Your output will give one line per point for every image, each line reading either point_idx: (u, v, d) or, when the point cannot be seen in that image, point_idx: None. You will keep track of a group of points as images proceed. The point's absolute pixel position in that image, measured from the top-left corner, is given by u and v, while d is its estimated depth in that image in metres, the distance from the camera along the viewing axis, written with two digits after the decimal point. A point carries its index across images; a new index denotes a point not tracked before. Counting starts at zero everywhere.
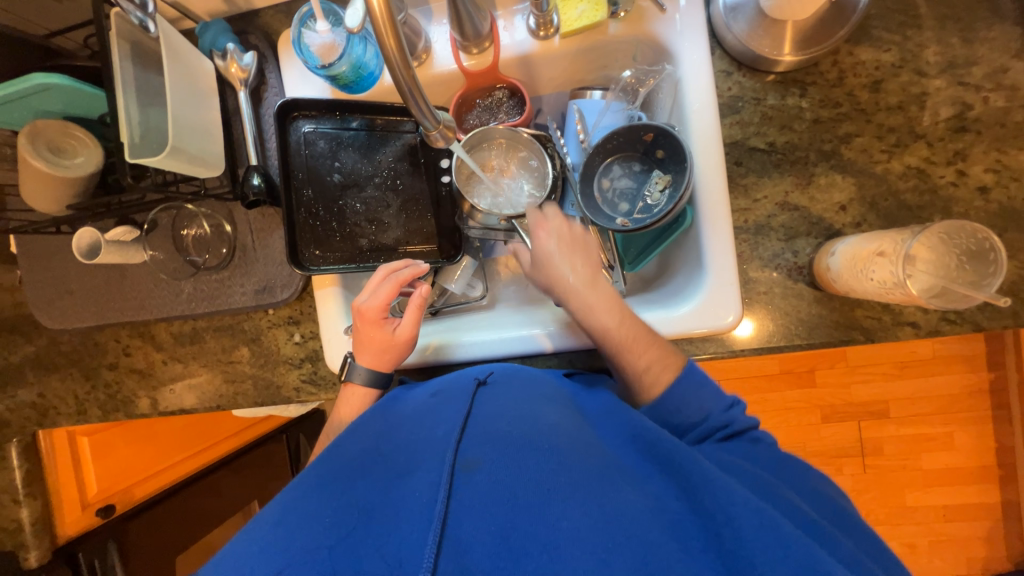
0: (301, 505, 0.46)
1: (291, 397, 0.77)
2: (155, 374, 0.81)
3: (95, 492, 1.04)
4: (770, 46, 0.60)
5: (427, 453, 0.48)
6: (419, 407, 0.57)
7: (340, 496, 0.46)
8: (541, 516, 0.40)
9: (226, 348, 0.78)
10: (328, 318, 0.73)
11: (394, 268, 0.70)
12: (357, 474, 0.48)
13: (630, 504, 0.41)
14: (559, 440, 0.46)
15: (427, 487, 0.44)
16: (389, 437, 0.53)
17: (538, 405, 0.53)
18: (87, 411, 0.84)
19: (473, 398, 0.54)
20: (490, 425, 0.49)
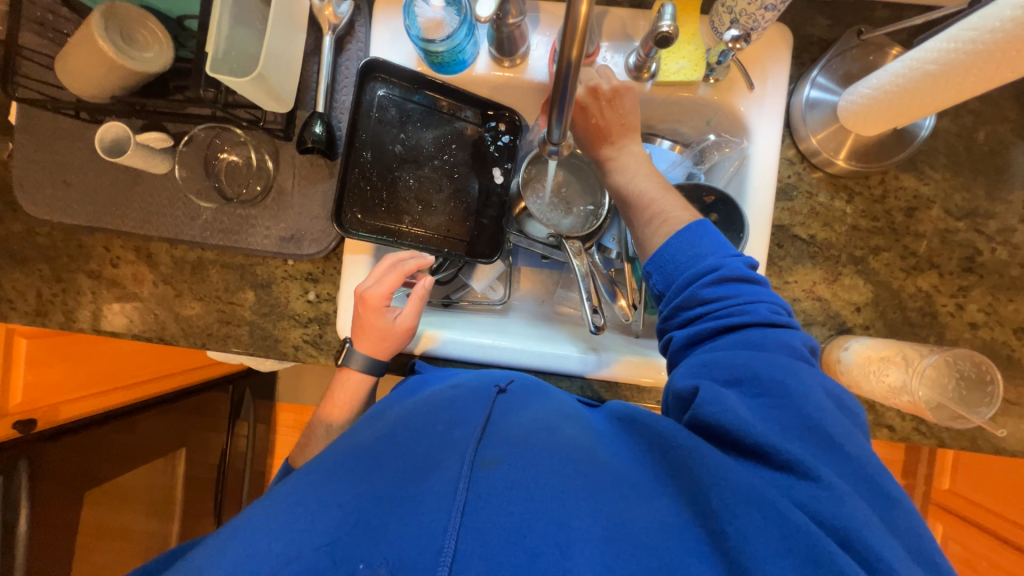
0: (311, 485, 0.45)
1: (287, 354, 0.73)
2: (140, 295, 0.75)
3: (16, 402, 0.93)
4: (833, 147, 0.66)
5: (448, 448, 0.48)
6: (439, 398, 0.57)
7: (361, 479, 0.45)
8: (552, 517, 0.41)
9: (229, 287, 0.74)
10: (349, 286, 0.70)
11: (398, 259, 0.67)
12: (370, 457, 0.48)
13: (642, 516, 0.41)
14: (579, 453, 0.47)
15: (448, 479, 0.44)
16: (408, 425, 0.52)
17: (558, 420, 0.53)
18: (48, 315, 0.76)
19: (495, 402, 0.55)
20: (512, 430, 0.49)
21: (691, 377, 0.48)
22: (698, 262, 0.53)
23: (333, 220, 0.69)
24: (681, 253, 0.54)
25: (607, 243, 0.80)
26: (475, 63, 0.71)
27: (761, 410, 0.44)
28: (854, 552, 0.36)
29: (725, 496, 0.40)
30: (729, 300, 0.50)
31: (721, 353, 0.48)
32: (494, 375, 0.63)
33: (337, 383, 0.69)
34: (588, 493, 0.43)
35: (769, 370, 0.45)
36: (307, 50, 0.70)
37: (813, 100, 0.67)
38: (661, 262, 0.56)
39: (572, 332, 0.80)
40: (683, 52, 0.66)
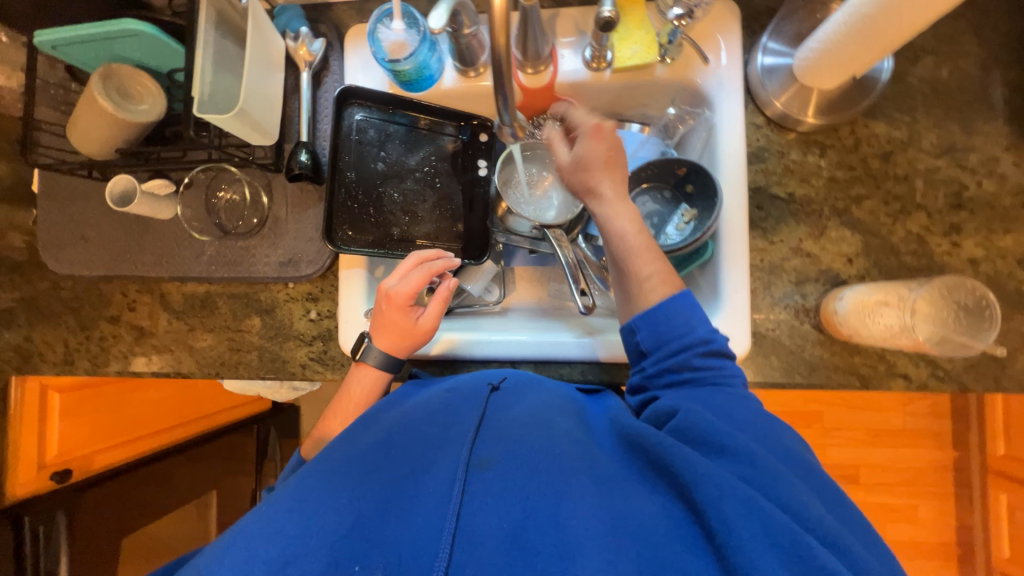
0: (304, 490, 0.46)
1: (295, 373, 0.76)
2: (156, 333, 0.79)
3: (54, 454, 0.97)
4: (797, 106, 0.67)
5: (442, 448, 0.50)
6: (433, 399, 0.58)
7: (355, 485, 0.46)
8: (549, 516, 0.41)
9: (237, 315, 0.78)
10: (348, 300, 0.74)
11: (426, 257, 0.71)
12: (364, 463, 0.49)
13: (637, 508, 0.42)
14: (570, 449, 0.47)
15: (443, 477, 0.46)
16: (399, 428, 0.53)
17: (550, 411, 0.54)
18: (74, 363, 0.81)
19: (489, 402, 0.56)
20: (505, 426, 0.51)
21: (676, 400, 0.49)
22: (690, 333, 0.53)
23: (326, 241, 0.72)
24: (669, 324, 0.53)
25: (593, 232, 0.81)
26: (443, 78, 0.76)
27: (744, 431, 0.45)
28: (833, 548, 0.38)
29: (715, 496, 0.39)
30: (716, 372, 0.51)
31: (706, 395, 0.49)
32: (487, 375, 0.64)
33: (353, 377, 0.70)
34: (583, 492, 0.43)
35: (747, 415, 0.47)
36: (287, 88, 0.76)
37: (768, 67, 0.69)
38: (654, 322, 0.54)
39: (570, 320, 0.80)
40: (634, 38, 0.69)
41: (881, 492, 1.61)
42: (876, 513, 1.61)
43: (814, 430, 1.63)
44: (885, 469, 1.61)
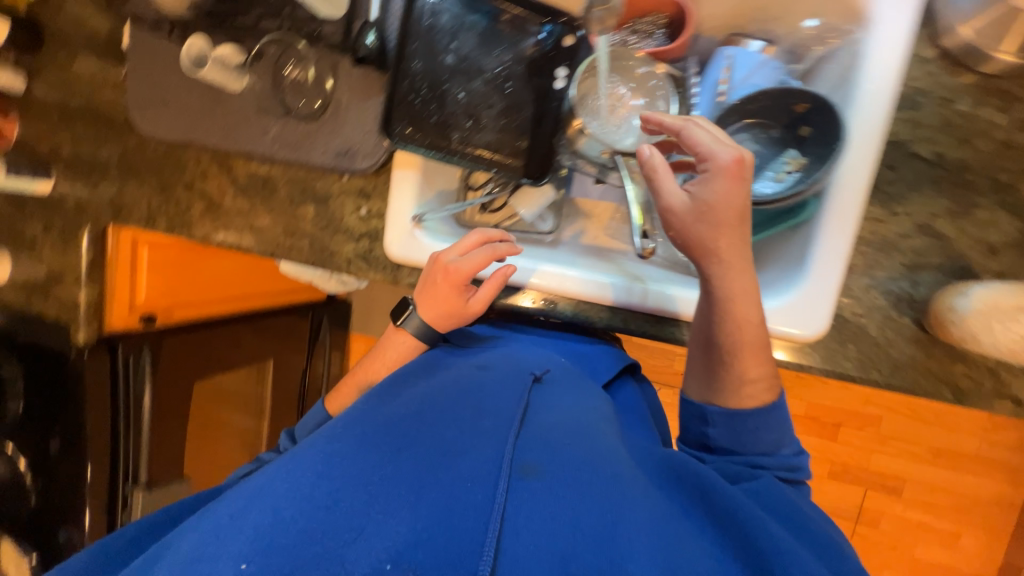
0: (340, 459, 0.49)
1: (341, 267, 0.78)
2: (224, 206, 0.83)
3: (143, 299, 1.09)
4: (988, 36, 0.51)
5: (482, 434, 0.53)
6: (470, 379, 0.63)
7: (395, 462, 0.49)
8: (601, 546, 0.43)
9: (294, 200, 0.79)
10: (398, 201, 0.72)
11: (489, 238, 0.70)
12: (403, 437, 0.52)
13: (691, 552, 0.45)
14: (616, 475, 0.50)
15: (491, 469, 0.48)
16: (433, 404, 0.58)
17: (586, 424, 0.58)
18: (155, 220, 0.88)
19: (528, 405, 0.60)
20: (544, 432, 0.54)
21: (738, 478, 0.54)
22: (777, 447, 0.57)
23: (383, 133, 0.69)
24: (751, 435, 0.58)
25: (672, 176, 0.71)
26: None
27: (803, 512, 0.50)
28: None
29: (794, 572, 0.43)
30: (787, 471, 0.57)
31: (771, 481, 0.54)
32: (525, 363, 0.70)
33: (390, 341, 0.74)
34: (635, 518, 0.46)
35: (808, 507, 0.53)
36: None
37: None
38: (737, 425, 0.58)
39: (620, 263, 0.75)
40: None
41: (920, 511, 1.51)
42: (909, 529, 1.52)
43: (864, 433, 1.52)
44: (933, 489, 1.49)
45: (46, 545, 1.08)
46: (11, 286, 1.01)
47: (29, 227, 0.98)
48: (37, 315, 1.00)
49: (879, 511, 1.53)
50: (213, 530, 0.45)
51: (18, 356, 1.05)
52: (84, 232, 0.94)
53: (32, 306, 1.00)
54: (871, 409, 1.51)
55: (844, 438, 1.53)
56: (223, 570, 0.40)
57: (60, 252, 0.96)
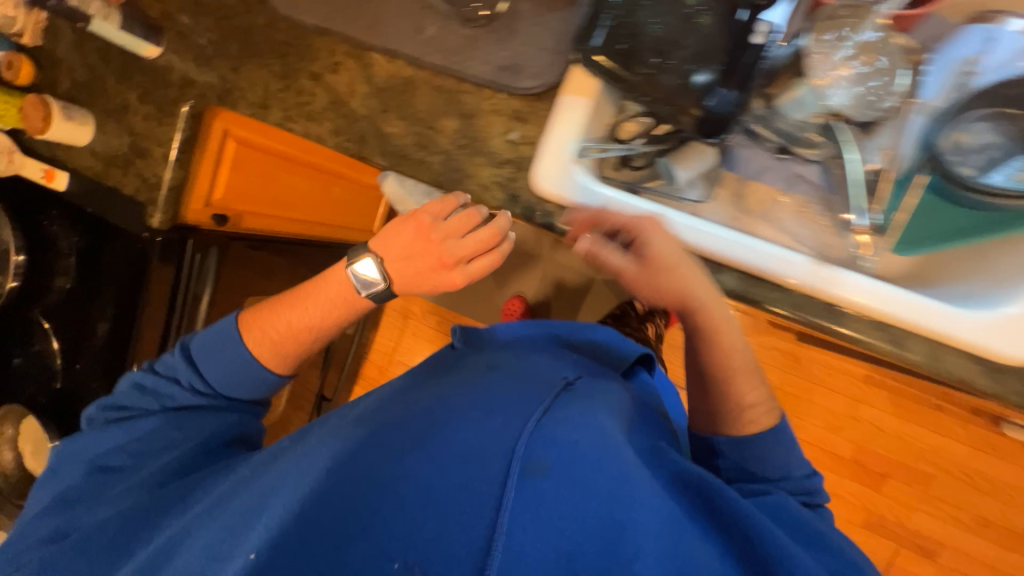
0: (360, 464, 0.57)
1: (473, 193, 0.70)
2: (350, 105, 0.76)
3: (218, 196, 1.03)
4: None
5: (494, 431, 0.56)
6: (486, 381, 0.67)
7: (406, 465, 0.54)
8: (601, 546, 0.48)
9: (434, 111, 0.72)
10: (559, 130, 0.65)
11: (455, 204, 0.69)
12: (425, 433, 0.58)
13: (693, 548, 0.49)
14: (624, 478, 0.53)
15: (495, 474, 0.52)
16: (449, 406, 0.62)
17: (599, 416, 0.60)
18: (269, 108, 0.81)
19: (541, 398, 0.63)
20: (552, 429, 0.57)
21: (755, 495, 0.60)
22: (786, 462, 0.65)
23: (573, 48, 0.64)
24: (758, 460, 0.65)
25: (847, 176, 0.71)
26: None
27: (811, 514, 0.58)
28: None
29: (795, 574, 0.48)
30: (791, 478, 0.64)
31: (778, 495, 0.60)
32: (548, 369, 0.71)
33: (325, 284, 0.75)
34: (646, 525, 0.49)
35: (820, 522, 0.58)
36: None
37: None
38: (744, 449, 0.65)
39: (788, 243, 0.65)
40: None
41: None
42: None
43: (909, 489, 1.46)
44: (970, 560, 1.43)
45: (70, 431, 1.02)
46: (87, 153, 0.94)
47: (121, 92, 0.91)
48: (112, 188, 0.93)
49: (908, 570, 1.47)
50: (228, 526, 0.56)
51: (80, 229, 0.99)
52: (182, 108, 0.87)
53: (107, 177, 0.93)
54: (923, 466, 1.45)
55: (887, 490, 1.47)
56: (241, 561, 0.50)
57: (150, 125, 0.89)
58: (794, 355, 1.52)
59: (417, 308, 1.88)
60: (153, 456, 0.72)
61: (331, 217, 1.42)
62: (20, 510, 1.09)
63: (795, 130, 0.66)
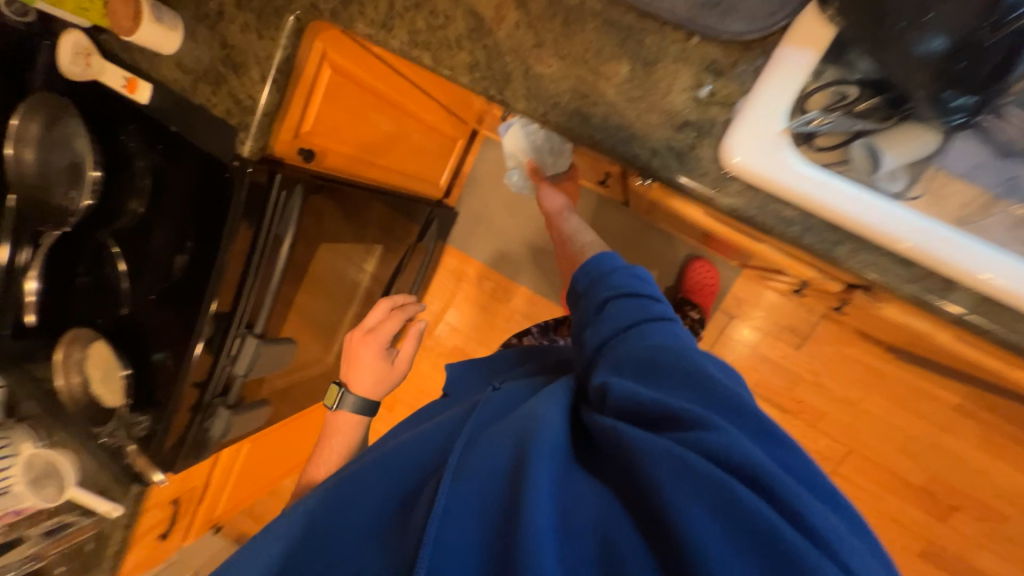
0: (325, 509, 0.60)
1: (638, 158, 0.59)
2: (495, 35, 0.63)
3: (308, 129, 0.94)
4: None
5: (430, 454, 0.59)
6: (443, 414, 0.69)
7: (359, 506, 0.57)
8: (510, 530, 0.45)
9: (602, 51, 0.59)
10: (770, 94, 0.53)
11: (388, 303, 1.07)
12: (377, 472, 0.60)
13: (613, 527, 0.46)
14: (518, 454, 0.51)
15: (425, 495, 0.53)
16: (409, 438, 0.65)
17: (514, 410, 0.60)
18: (392, 30, 0.69)
19: (468, 416, 0.64)
20: (472, 436, 0.57)
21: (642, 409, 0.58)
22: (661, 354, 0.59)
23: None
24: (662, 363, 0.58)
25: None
26: None
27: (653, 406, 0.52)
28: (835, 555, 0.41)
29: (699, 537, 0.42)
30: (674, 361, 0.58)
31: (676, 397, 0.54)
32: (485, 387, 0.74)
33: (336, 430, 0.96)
34: (540, 484, 0.47)
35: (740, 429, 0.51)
36: None
37: None
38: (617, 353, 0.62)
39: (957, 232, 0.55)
40: None
41: None
42: None
43: (979, 525, 1.38)
44: None
45: (139, 361, 0.99)
46: (173, 63, 0.84)
47: None
48: (199, 107, 0.83)
49: None
50: None
51: (160, 149, 0.91)
52: (287, 17, 0.75)
53: (195, 93, 0.83)
54: (998, 503, 1.37)
55: (953, 522, 1.40)
56: None
57: (247, 37, 0.78)
58: (879, 373, 1.41)
59: (471, 272, 1.80)
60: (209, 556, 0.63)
61: (402, 164, 1.33)
62: (85, 431, 1.08)
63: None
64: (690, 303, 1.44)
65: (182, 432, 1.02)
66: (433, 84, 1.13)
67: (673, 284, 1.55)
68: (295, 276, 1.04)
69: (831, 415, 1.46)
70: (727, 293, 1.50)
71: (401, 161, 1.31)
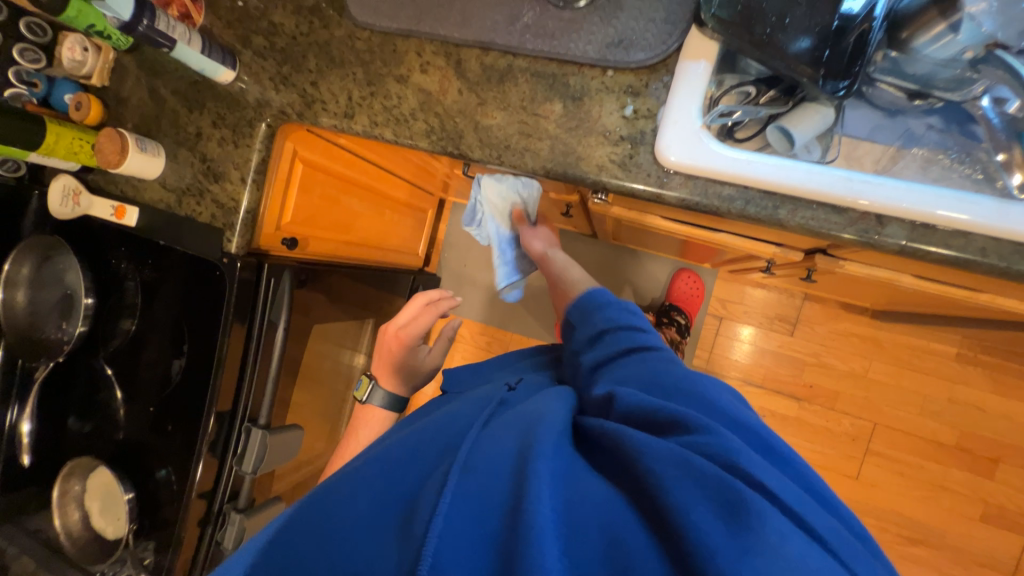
0: (312, 498, 0.55)
1: (588, 175, 0.67)
2: (443, 103, 0.74)
3: (288, 220, 1.01)
4: None
5: (438, 445, 0.57)
6: (446, 410, 0.67)
7: (350, 496, 0.53)
8: (522, 523, 0.43)
9: (536, 97, 0.69)
10: (681, 101, 0.63)
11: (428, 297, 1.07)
12: (376, 463, 0.56)
13: (623, 533, 0.46)
14: (524, 448, 0.51)
15: (430, 482, 0.50)
16: (413, 431, 0.62)
17: (531, 411, 0.59)
18: (354, 118, 0.78)
19: (482, 411, 0.62)
20: (486, 431, 0.56)
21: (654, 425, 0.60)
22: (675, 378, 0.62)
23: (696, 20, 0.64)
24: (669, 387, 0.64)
25: (972, 128, 0.66)
26: None
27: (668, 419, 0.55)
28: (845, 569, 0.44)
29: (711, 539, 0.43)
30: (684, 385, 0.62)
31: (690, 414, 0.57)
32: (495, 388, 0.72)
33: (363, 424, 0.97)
34: (544, 475, 0.47)
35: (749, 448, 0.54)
36: None
37: None
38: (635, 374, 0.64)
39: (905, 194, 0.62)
40: None
41: None
42: None
43: None
44: None
45: (142, 482, 0.95)
46: (158, 185, 0.92)
47: (192, 120, 0.89)
48: (185, 218, 0.90)
49: None
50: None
51: (150, 264, 0.96)
52: (260, 125, 0.85)
53: (181, 207, 0.91)
54: None
55: (1000, 476, 1.36)
56: None
57: (225, 149, 0.87)
58: (875, 340, 1.44)
59: (465, 331, 1.83)
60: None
61: (379, 239, 1.40)
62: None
63: (933, 71, 0.63)
64: (676, 309, 1.50)
65: (191, 556, 0.94)
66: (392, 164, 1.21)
67: (659, 298, 1.60)
68: (291, 362, 1.05)
69: (844, 393, 1.47)
70: (711, 297, 1.56)
71: (378, 237, 1.39)
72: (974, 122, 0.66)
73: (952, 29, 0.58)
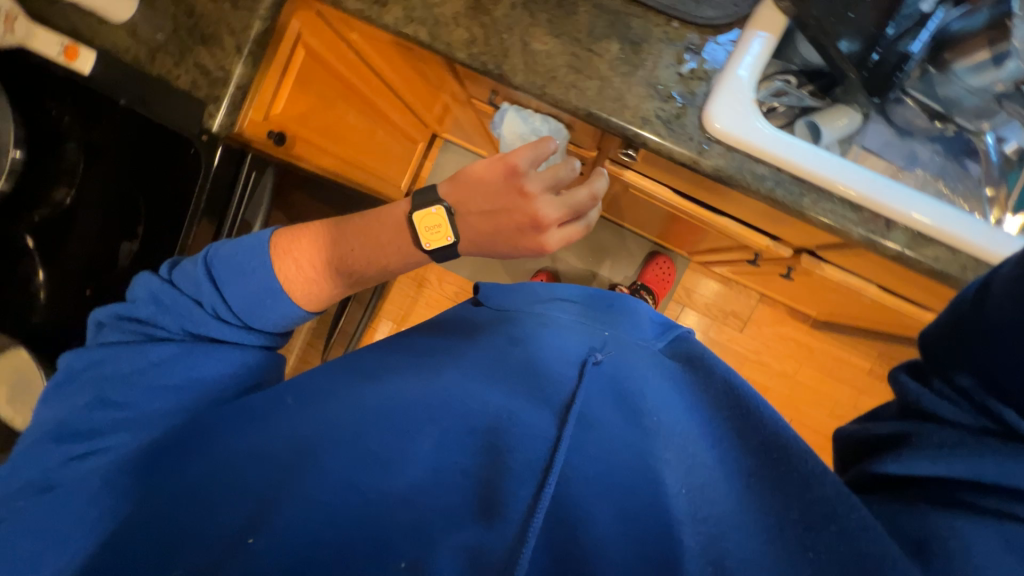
0: (357, 446, 0.48)
1: (629, 124, 0.64)
2: (493, 14, 0.68)
3: (277, 112, 0.90)
4: None
5: (523, 419, 0.50)
6: (517, 359, 0.57)
7: (410, 458, 0.47)
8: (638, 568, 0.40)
9: (594, 32, 0.66)
10: (735, 71, 0.63)
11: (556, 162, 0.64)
12: (437, 421, 0.50)
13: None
14: (635, 471, 0.46)
15: (518, 474, 0.46)
16: (478, 389, 0.53)
17: (636, 411, 0.52)
18: (385, 6, 0.69)
19: (575, 389, 0.53)
20: (588, 431, 0.49)
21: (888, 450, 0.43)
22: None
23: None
24: None
25: (968, 163, 0.72)
26: None
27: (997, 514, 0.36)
28: None
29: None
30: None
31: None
32: (577, 342, 0.61)
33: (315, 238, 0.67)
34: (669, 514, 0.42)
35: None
36: None
37: None
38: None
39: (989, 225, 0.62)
40: None
41: None
42: None
43: None
44: None
45: None
46: (125, 32, 0.77)
47: None
48: (155, 79, 0.77)
49: None
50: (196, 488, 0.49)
51: (104, 121, 0.83)
52: None
53: (152, 65, 0.77)
54: None
55: None
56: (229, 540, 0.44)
57: (219, 7, 0.75)
58: (808, 347, 1.60)
59: (434, 277, 1.76)
60: (117, 385, 0.59)
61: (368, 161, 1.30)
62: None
63: (960, 96, 0.69)
64: (647, 289, 1.55)
65: None
66: (401, 87, 1.10)
67: (631, 276, 1.66)
68: None
69: (773, 389, 1.63)
70: (678, 284, 1.64)
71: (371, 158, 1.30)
72: (969, 158, 0.72)
73: (996, 61, 0.64)
